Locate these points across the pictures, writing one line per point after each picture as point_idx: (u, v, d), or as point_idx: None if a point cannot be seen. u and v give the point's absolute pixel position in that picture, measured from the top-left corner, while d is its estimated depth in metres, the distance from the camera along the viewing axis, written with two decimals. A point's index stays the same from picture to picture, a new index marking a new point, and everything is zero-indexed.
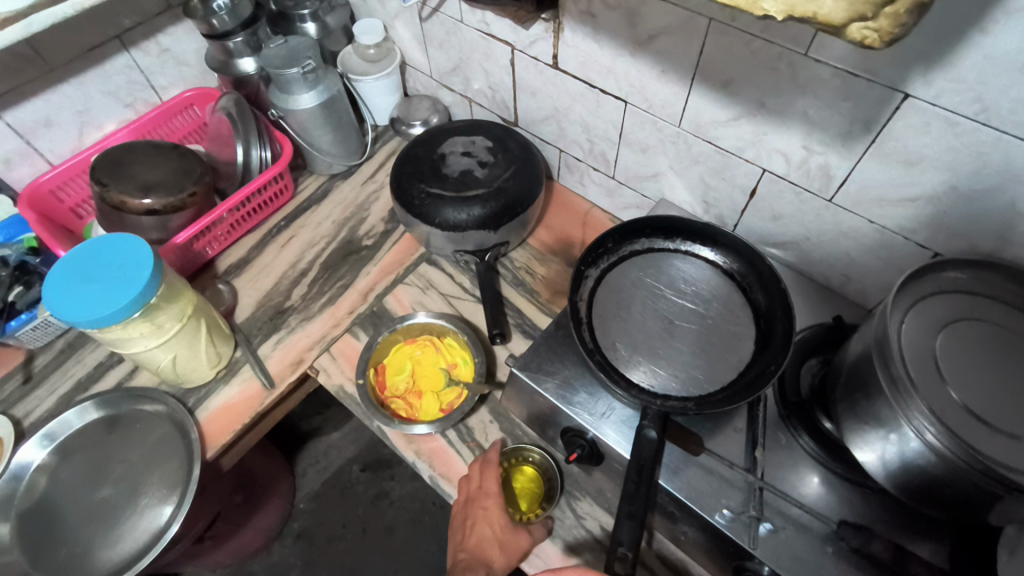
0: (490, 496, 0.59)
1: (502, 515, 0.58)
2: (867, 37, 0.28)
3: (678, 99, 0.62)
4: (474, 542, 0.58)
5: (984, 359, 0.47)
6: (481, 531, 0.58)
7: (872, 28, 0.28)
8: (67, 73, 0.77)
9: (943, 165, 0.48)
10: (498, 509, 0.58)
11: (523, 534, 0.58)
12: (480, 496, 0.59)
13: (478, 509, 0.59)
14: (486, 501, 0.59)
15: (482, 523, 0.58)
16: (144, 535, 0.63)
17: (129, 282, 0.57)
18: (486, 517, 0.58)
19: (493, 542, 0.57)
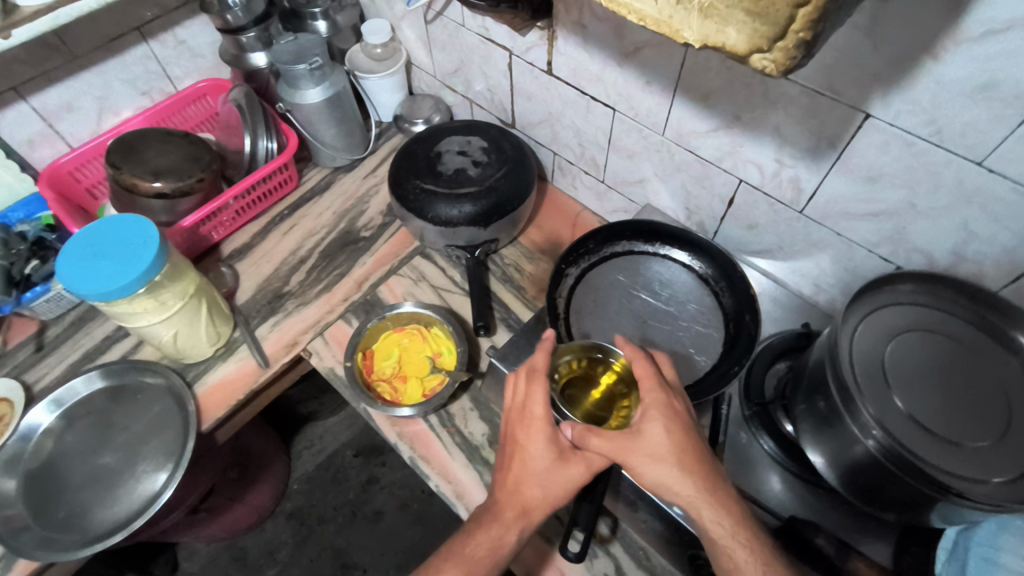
0: (535, 420, 0.52)
1: (547, 451, 0.51)
2: (765, 67, 0.28)
3: (662, 109, 0.65)
4: (513, 480, 0.53)
5: (931, 369, 0.50)
6: (518, 459, 0.53)
7: (769, 58, 0.27)
8: (90, 61, 0.81)
9: (902, 182, 0.51)
10: (543, 437, 0.52)
11: (575, 464, 0.51)
12: (523, 423, 0.53)
13: (522, 431, 0.53)
14: (528, 427, 0.52)
15: (520, 451, 0.53)
16: (140, 498, 0.67)
17: (135, 261, 0.61)
18: (524, 445, 0.52)
19: (534, 479, 0.52)
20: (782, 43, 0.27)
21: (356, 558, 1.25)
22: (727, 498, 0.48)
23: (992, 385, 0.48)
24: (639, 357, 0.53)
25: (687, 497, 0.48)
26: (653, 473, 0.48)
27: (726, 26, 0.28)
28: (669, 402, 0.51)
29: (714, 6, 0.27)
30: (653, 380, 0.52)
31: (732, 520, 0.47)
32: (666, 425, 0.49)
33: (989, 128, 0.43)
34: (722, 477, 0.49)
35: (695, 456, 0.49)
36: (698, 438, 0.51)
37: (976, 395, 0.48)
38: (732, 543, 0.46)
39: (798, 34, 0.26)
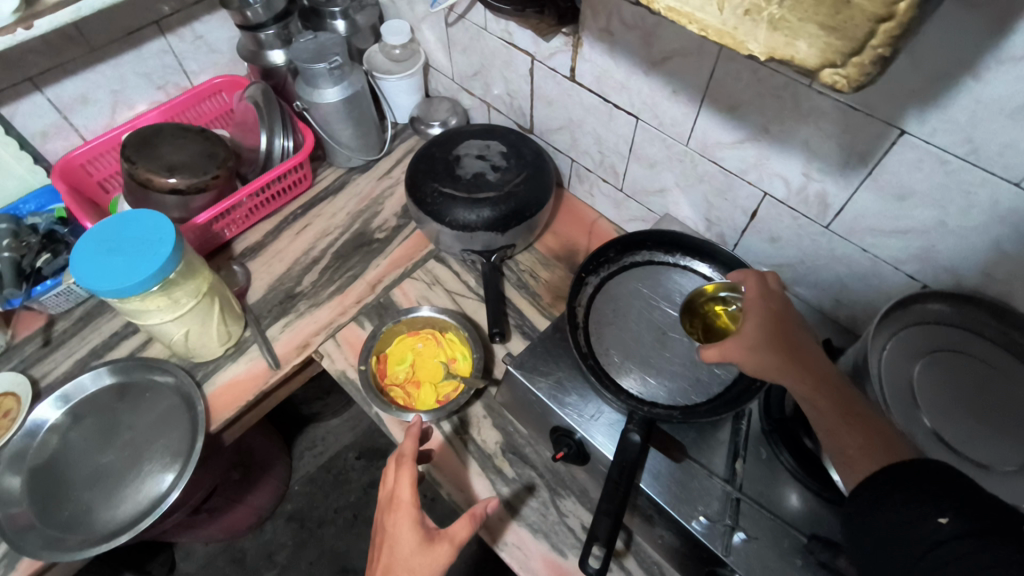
0: (402, 506, 0.55)
1: (414, 531, 0.54)
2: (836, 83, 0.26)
3: (687, 119, 0.64)
4: (381, 570, 0.53)
5: (959, 391, 0.49)
6: (391, 538, 0.54)
7: (841, 74, 0.26)
8: (107, 54, 0.80)
9: (934, 201, 0.51)
10: (411, 519, 0.54)
11: (442, 545, 0.53)
12: (391, 510, 0.56)
13: (391, 520, 0.55)
14: (396, 514, 0.55)
15: (389, 532, 0.55)
16: (145, 499, 0.66)
17: (150, 258, 0.60)
18: (393, 525, 0.55)
19: (398, 562, 0.52)
20: (856, 57, 0.25)
21: (356, 562, 1.24)
22: (822, 375, 0.47)
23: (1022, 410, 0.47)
24: (745, 277, 0.56)
25: (778, 374, 0.49)
26: (744, 360, 0.50)
27: (795, 40, 0.26)
28: (771, 306, 0.53)
29: (784, 18, 0.26)
30: (760, 292, 0.55)
31: (825, 391, 0.46)
32: (765, 319, 0.52)
33: None
34: (826, 365, 0.49)
35: (792, 344, 0.50)
36: (806, 339, 0.51)
37: (1006, 419, 0.47)
38: (824, 413, 0.46)
39: (875, 51, 0.25)
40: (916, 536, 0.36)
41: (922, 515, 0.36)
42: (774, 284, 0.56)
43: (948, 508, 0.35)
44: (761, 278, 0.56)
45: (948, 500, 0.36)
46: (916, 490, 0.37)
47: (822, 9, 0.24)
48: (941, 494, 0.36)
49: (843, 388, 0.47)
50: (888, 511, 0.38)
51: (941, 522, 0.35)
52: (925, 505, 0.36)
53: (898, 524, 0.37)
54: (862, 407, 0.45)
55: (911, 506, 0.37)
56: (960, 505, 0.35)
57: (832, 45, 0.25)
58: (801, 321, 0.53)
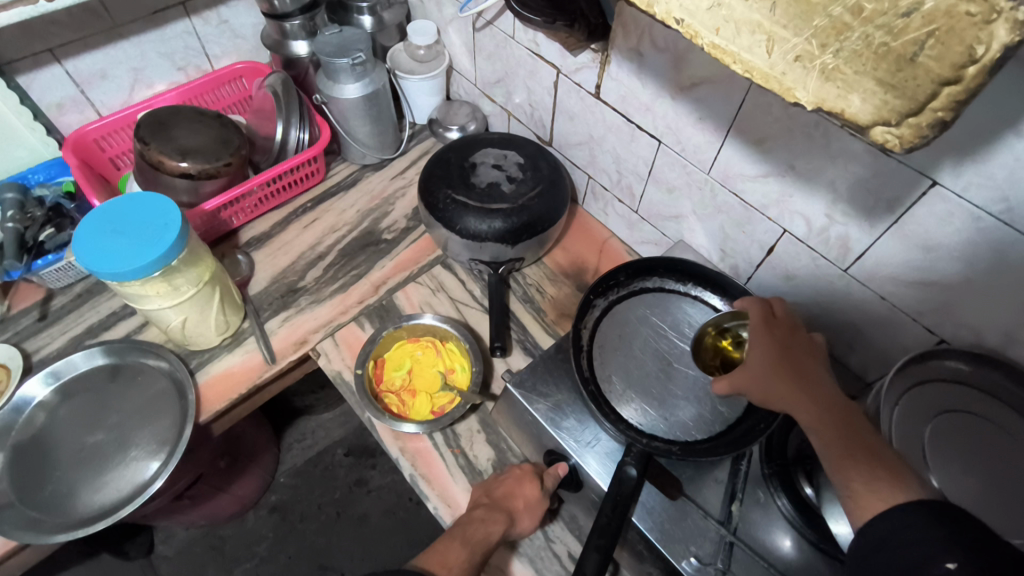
0: (523, 472, 0.62)
1: (530, 490, 0.60)
2: (888, 142, 0.25)
3: (711, 147, 0.63)
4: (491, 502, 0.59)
5: (975, 453, 0.47)
6: (504, 492, 0.60)
7: (895, 134, 0.24)
8: (130, 31, 0.80)
9: (961, 257, 0.49)
10: (529, 483, 0.60)
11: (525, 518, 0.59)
12: (516, 471, 0.62)
13: (509, 477, 0.61)
14: (519, 474, 0.62)
15: (501, 488, 0.60)
16: (128, 485, 0.65)
17: (155, 243, 0.59)
18: (502, 485, 0.61)
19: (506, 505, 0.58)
20: (914, 118, 0.23)
21: (334, 561, 1.22)
22: (828, 403, 0.46)
23: None
24: (749, 304, 0.55)
25: (786, 404, 0.48)
26: (754, 390, 0.50)
27: (848, 92, 0.25)
28: (778, 333, 0.52)
29: (839, 70, 0.24)
30: (765, 318, 0.53)
31: (831, 421, 0.45)
32: (770, 347, 0.50)
33: None
34: (833, 393, 0.47)
35: (802, 373, 0.48)
36: (816, 366, 0.49)
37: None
38: (829, 445, 0.44)
39: (935, 113, 0.23)
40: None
41: (930, 558, 0.34)
42: (779, 309, 0.54)
43: (958, 552, 0.33)
44: (766, 305, 0.54)
45: (957, 544, 0.34)
46: (927, 533, 0.35)
47: (883, 65, 0.23)
48: (952, 538, 0.34)
49: (849, 416, 0.45)
50: (897, 553, 0.36)
51: (949, 566, 0.33)
52: (934, 548, 0.34)
53: (905, 567, 0.35)
54: (871, 436, 0.43)
55: (919, 548, 0.35)
56: (973, 552, 0.33)
57: (890, 102, 0.24)
58: (813, 346, 0.51)
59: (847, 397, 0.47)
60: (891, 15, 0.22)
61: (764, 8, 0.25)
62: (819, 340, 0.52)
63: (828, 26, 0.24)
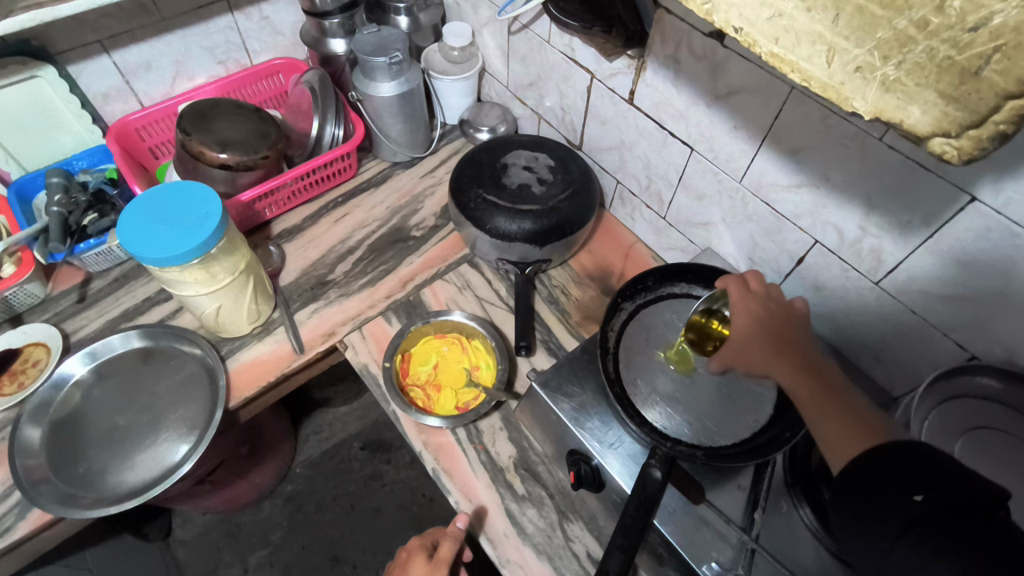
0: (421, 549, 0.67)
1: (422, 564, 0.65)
2: (946, 152, 0.25)
3: (744, 156, 0.63)
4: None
5: (1007, 470, 0.47)
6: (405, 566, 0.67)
7: (954, 145, 0.25)
8: (175, 25, 0.82)
9: (997, 273, 0.49)
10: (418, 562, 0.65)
11: None
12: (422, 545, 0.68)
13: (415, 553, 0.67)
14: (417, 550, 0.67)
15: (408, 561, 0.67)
16: (159, 466, 0.67)
17: (194, 229, 0.60)
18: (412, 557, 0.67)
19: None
20: (973, 131, 0.24)
21: (347, 553, 1.23)
22: (804, 366, 0.49)
23: None
24: (727, 281, 0.57)
25: (771, 371, 0.50)
26: (742, 361, 0.52)
27: (908, 104, 0.25)
28: (753, 304, 0.54)
29: (900, 82, 0.25)
30: (741, 290, 0.55)
31: (809, 383, 0.48)
32: (747, 319, 0.52)
33: None
34: (808, 356, 0.50)
35: (783, 340, 0.51)
36: (795, 332, 0.52)
37: None
38: (808, 406, 0.47)
39: (997, 126, 0.23)
40: (891, 514, 0.35)
41: (899, 495, 0.36)
42: (756, 282, 0.56)
43: (924, 486, 0.35)
44: (743, 280, 0.56)
45: (923, 478, 0.35)
46: (895, 470, 0.37)
47: (946, 78, 0.23)
48: (917, 472, 0.36)
49: (824, 377, 0.48)
50: (866, 491, 0.38)
51: (916, 500, 0.35)
52: (901, 484, 0.36)
53: (875, 506, 0.36)
54: (843, 393, 0.46)
55: (887, 486, 0.37)
56: (937, 484, 0.35)
57: (951, 113, 0.24)
58: (790, 313, 0.53)
59: (822, 359, 0.50)
60: (958, 29, 0.22)
61: (827, 18, 0.26)
62: (799, 306, 0.54)
63: (892, 38, 0.24)
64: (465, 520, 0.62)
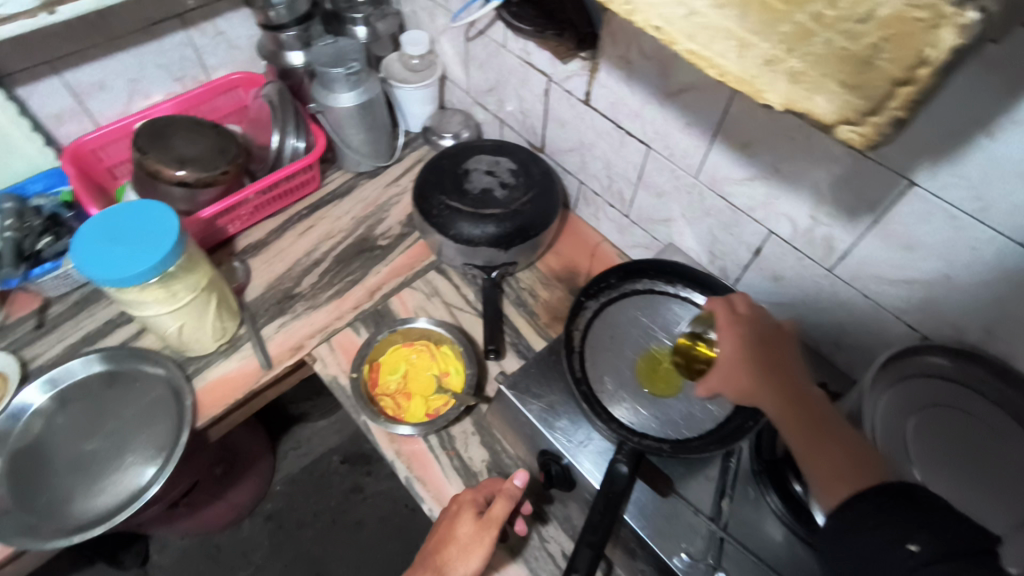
0: (461, 505, 0.59)
1: (469, 522, 0.57)
2: (852, 139, 0.26)
3: (698, 152, 0.64)
4: (436, 542, 0.57)
5: (957, 445, 0.49)
6: (443, 531, 0.57)
7: (859, 132, 0.26)
8: (127, 42, 0.81)
9: (939, 255, 0.51)
10: (465, 519, 0.57)
11: (466, 552, 0.56)
12: (458, 504, 0.59)
13: (454, 512, 0.58)
14: (458, 509, 0.58)
15: (444, 523, 0.58)
16: (124, 491, 0.65)
17: (150, 249, 0.59)
18: (449, 519, 0.58)
19: (452, 542, 0.56)
20: (874, 117, 0.25)
21: (331, 568, 1.22)
22: (790, 397, 0.46)
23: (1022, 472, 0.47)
24: (713, 302, 0.54)
25: (757, 400, 0.47)
26: (728, 390, 0.49)
27: (814, 94, 0.26)
28: (743, 328, 0.51)
29: (806, 72, 0.25)
30: (729, 314, 0.52)
31: (796, 414, 0.45)
32: (737, 344, 0.50)
33: None
34: (796, 384, 0.47)
35: (771, 367, 0.48)
36: (782, 357, 0.49)
37: (1007, 480, 0.46)
38: (795, 437, 0.45)
39: (893, 112, 0.25)
40: (892, 564, 0.34)
41: (892, 540, 0.35)
42: (744, 302, 0.53)
43: (920, 532, 0.34)
44: (729, 301, 0.53)
45: (918, 525, 0.34)
46: (890, 516, 0.36)
47: (845, 67, 0.24)
48: (911, 520, 0.35)
49: (811, 408, 0.46)
50: (860, 540, 0.36)
51: (911, 549, 0.34)
52: (895, 528, 0.35)
53: (869, 552, 0.35)
54: (836, 426, 0.45)
55: (880, 532, 0.35)
56: (934, 532, 0.34)
57: (852, 99, 0.25)
58: (780, 335, 0.51)
59: (813, 386, 0.48)
60: (851, 20, 0.23)
61: (734, 16, 0.26)
62: (786, 327, 0.52)
63: (794, 31, 0.25)
64: (526, 476, 0.59)
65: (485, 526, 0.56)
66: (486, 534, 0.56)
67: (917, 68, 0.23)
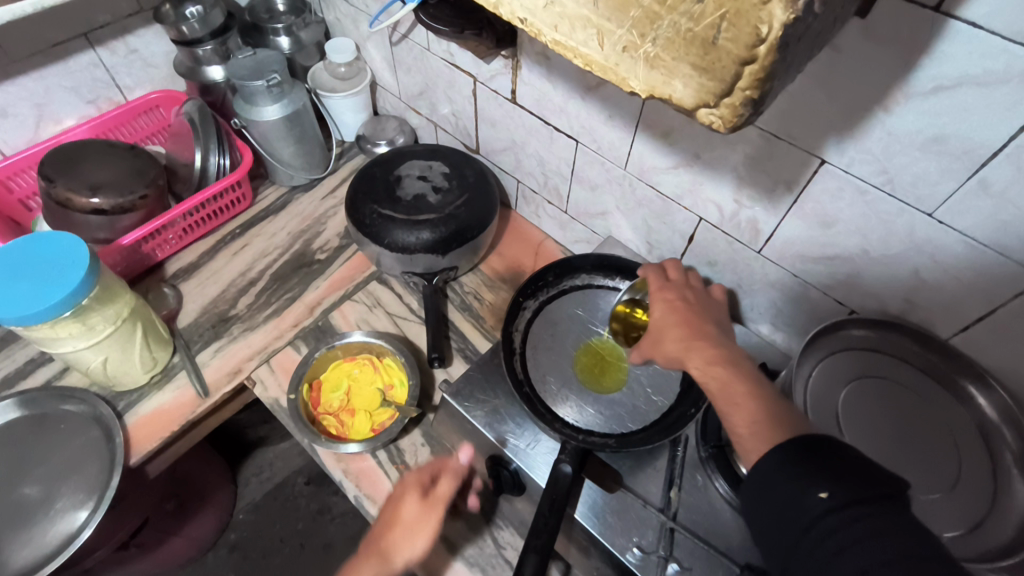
0: (406, 486, 0.58)
1: (415, 501, 0.56)
2: (714, 123, 0.27)
3: (624, 143, 0.64)
4: (381, 526, 0.55)
5: (885, 414, 0.50)
6: (387, 513, 0.56)
7: (717, 115, 0.27)
8: (28, 66, 0.77)
9: (857, 230, 0.51)
10: (410, 500, 0.56)
11: (416, 532, 0.55)
12: (403, 485, 0.58)
13: (398, 493, 0.57)
14: (402, 488, 0.57)
15: (388, 506, 0.57)
16: (54, 539, 0.62)
17: (57, 283, 0.56)
18: (393, 500, 0.57)
19: (399, 522, 0.55)
20: (727, 99, 0.26)
21: None
22: (716, 356, 0.46)
23: (944, 435, 0.49)
24: (647, 271, 0.57)
25: (682, 359, 0.48)
26: (655, 353, 0.50)
27: (672, 79, 0.27)
28: (670, 294, 0.53)
29: (659, 57, 0.27)
30: (660, 280, 0.55)
31: (720, 372, 0.45)
32: (663, 306, 0.52)
33: (939, 181, 0.44)
34: (721, 344, 0.48)
35: (697, 329, 0.49)
36: (709, 322, 0.50)
37: (931, 446, 0.48)
38: (719, 395, 0.44)
39: (744, 92, 0.25)
40: (800, 514, 0.35)
41: (802, 489, 0.36)
42: (674, 274, 0.56)
43: (829, 481, 0.35)
44: (661, 270, 0.57)
45: (826, 474, 0.35)
46: (800, 466, 0.36)
47: (692, 51, 0.25)
48: (821, 469, 0.36)
49: (737, 366, 0.45)
50: (773, 492, 0.37)
51: (820, 496, 0.35)
52: (805, 477, 0.36)
53: (782, 503, 0.36)
54: (759, 383, 0.44)
55: (791, 482, 0.36)
56: (843, 480, 0.35)
57: (706, 85, 0.26)
58: (705, 303, 0.53)
59: (740, 349, 0.48)
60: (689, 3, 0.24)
61: (590, 3, 0.28)
62: (716, 294, 0.55)
63: (642, 16, 0.26)
64: (470, 452, 0.60)
65: (432, 504, 0.56)
66: (437, 511, 0.56)
67: (758, 47, 0.23)
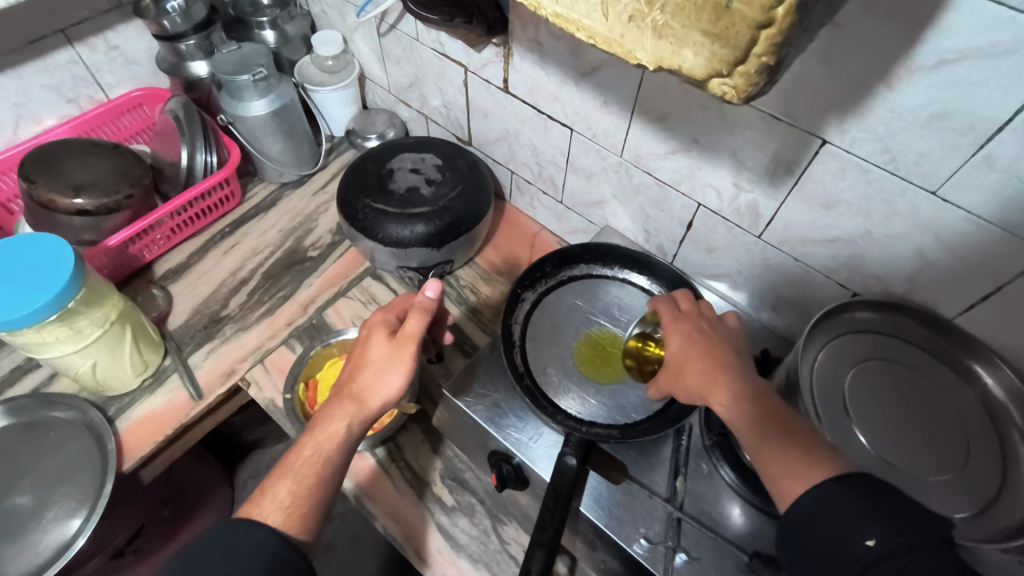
0: (375, 328, 0.55)
1: (382, 342, 0.54)
2: (727, 93, 0.28)
3: (620, 129, 0.63)
4: (351, 374, 0.53)
5: (891, 397, 0.49)
6: (357, 361, 0.54)
7: (730, 85, 0.28)
8: (4, 64, 0.74)
9: (859, 210, 0.51)
10: (379, 340, 0.54)
11: (388, 373, 0.52)
12: (370, 329, 0.55)
13: (367, 337, 0.55)
14: (369, 337, 0.54)
15: (357, 356, 0.54)
16: (47, 548, 0.60)
17: (43, 286, 0.54)
18: (362, 349, 0.54)
19: (368, 365, 0.53)
20: (741, 67, 0.27)
21: None
22: (741, 393, 0.46)
23: (951, 418, 0.48)
24: (658, 302, 0.56)
25: (706, 398, 0.47)
26: (677, 390, 0.50)
27: (681, 48, 0.27)
28: (685, 326, 0.52)
29: (668, 25, 0.27)
30: (672, 312, 0.55)
31: (748, 412, 0.45)
32: (680, 342, 0.51)
33: (943, 158, 0.43)
34: (743, 379, 0.47)
35: (716, 364, 0.48)
36: (726, 352, 0.50)
37: (939, 428, 0.47)
38: (749, 437, 0.44)
39: (759, 59, 0.26)
40: (846, 559, 0.34)
41: (849, 534, 0.35)
42: (686, 302, 0.55)
43: (877, 527, 0.34)
44: (673, 300, 0.56)
45: (874, 519, 0.35)
46: (846, 511, 0.36)
47: (704, 17, 0.25)
48: (868, 514, 0.35)
49: (763, 403, 0.45)
50: (818, 537, 0.36)
51: (869, 543, 0.34)
52: (853, 522, 0.35)
53: (827, 548, 0.35)
54: (791, 421, 0.44)
55: (838, 527, 0.35)
56: (892, 526, 0.34)
57: (718, 54, 0.26)
58: (721, 331, 0.52)
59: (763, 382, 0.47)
60: None
61: None
62: (729, 320, 0.54)
63: None
64: (438, 287, 0.55)
65: (401, 342, 0.53)
66: (407, 347, 0.53)
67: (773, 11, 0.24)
